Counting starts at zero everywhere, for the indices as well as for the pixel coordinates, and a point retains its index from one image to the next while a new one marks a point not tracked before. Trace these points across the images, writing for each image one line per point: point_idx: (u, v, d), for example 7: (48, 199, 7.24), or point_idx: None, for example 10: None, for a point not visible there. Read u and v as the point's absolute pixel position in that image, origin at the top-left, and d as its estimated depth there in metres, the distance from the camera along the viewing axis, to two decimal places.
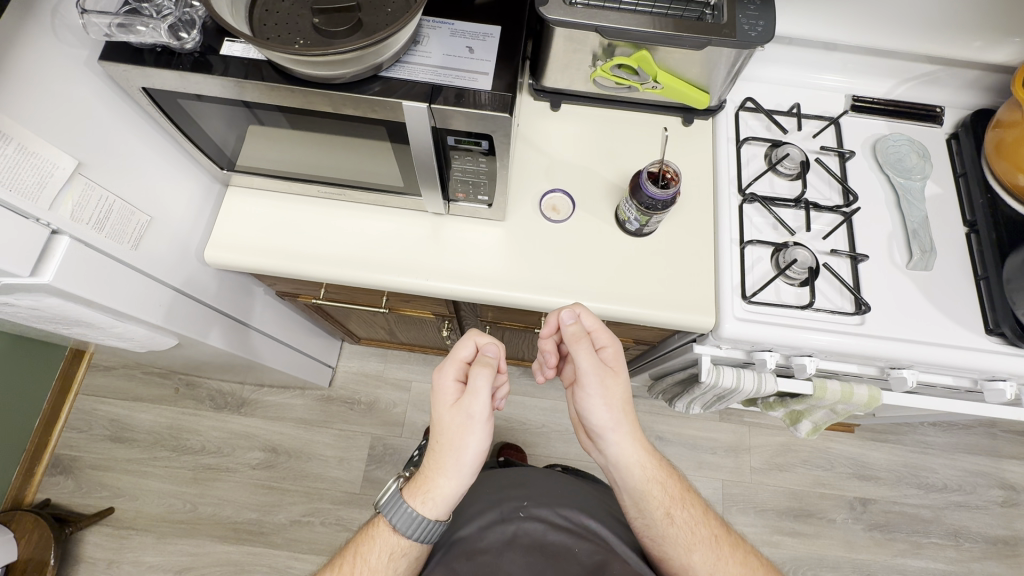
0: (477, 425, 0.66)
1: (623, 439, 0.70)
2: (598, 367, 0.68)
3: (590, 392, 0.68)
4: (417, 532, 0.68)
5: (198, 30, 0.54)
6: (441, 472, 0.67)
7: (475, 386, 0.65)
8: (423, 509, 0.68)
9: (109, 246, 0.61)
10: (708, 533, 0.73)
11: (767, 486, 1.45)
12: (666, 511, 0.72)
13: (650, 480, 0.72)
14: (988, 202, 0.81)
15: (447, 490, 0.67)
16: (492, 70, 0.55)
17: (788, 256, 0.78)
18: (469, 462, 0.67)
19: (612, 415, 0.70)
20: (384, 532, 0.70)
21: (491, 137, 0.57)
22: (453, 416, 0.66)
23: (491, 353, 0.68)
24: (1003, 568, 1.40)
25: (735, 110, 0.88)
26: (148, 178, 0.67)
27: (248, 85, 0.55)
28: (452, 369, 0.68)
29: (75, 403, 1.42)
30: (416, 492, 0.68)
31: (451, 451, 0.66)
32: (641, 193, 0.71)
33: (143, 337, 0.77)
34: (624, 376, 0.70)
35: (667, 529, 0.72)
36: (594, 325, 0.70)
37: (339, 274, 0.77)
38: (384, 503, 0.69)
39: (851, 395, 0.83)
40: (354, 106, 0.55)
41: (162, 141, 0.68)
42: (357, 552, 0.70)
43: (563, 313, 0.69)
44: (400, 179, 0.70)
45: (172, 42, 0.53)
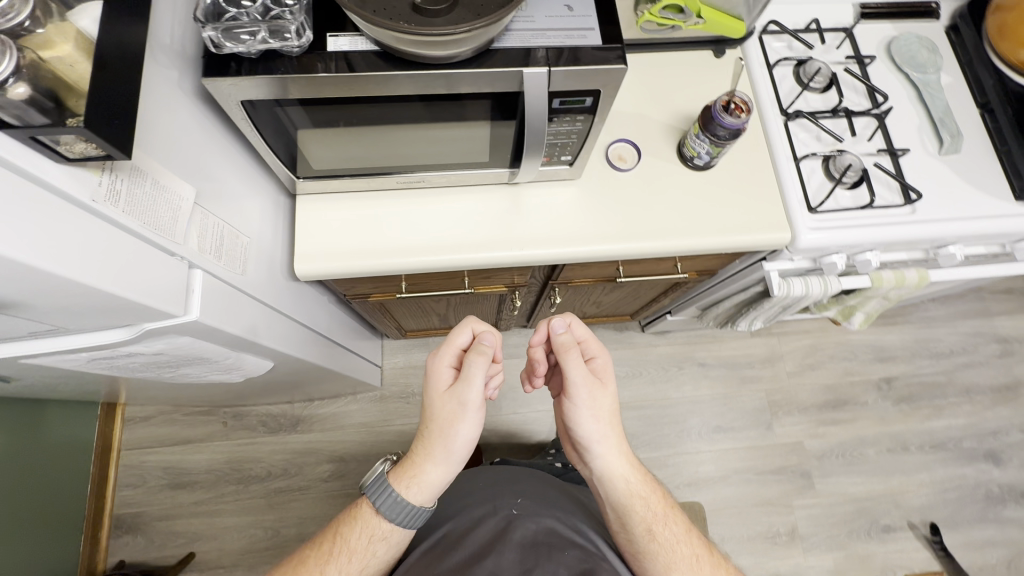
0: (468, 412, 0.69)
1: (609, 453, 0.72)
2: (587, 379, 0.71)
3: (578, 404, 0.71)
4: (401, 515, 0.73)
5: (309, 31, 0.52)
6: (429, 458, 0.72)
7: (469, 374, 0.68)
8: (408, 492, 0.72)
9: (228, 275, 0.60)
10: (688, 552, 0.76)
11: (804, 385, 1.57)
12: (648, 527, 0.75)
13: (634, 495, 0.74)
14: (997, 82, 0.90)
15: (432, 477, 0.72)
16: (597, 24, 0.56)
17: (840, 163, 0.85)
18: (457, 450, 0.71)
19: (598, 428, 0.72)
20: (365, 514, 0.76)
21: (598, 93, 0.59)
22: (444, 402, 0.69)
23: (486, 341, 0.71)
24: (1010, 410, 1.59)
25: (760, 35, 0.93)
26: (238, 199, 0.64)
27: (361, 78, 0.54)
28: (447, 355, 0.72)
29: (121, 460, 1.38)
30: (403, 477, 0.73)
31: (441, 439, 0.70)
32: (714, 125, 0.74)
33: (246, 364, 0.75)
34: (612, 388, 0.73)
35: (649, 545, 0.75)
36: (586, 336, 0.76)
37: (434, 261, 0.77)
38: (370, 484, 0.75)
39: (905, 279, 0.91)
40: (468, 83, 0.56)
41: (240, 159, 0.65)
42: (337, 532, 0.76)
43: (554, 323, 0.73)
44: (487, 154, 0.70)
45: (283, 45, 0.51)
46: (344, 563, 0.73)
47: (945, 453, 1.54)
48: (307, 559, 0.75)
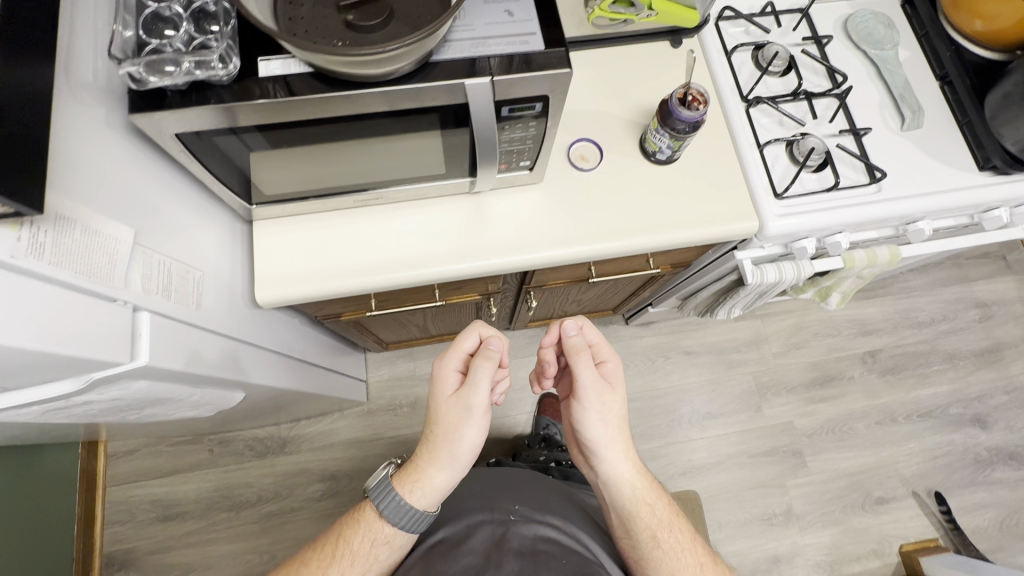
0: (473, 418, 0.72)
1: (615, 456, 0.75)
2: (596, 382, 0.74)
3: (587, 405, 0.74)
4: (404, 519, 0.75)
5: (236, 57, 0.50)
6: (433, 462, 0.74)
7: (475, 379, 0.71)
8: (410, 496, 0.75)
9: (180, 312, 0.58)
10: (692, 562, 0.76)
11: (791, 365, 1.58)
12: (652, 534, 0.76)
13: (639, 501, 0.76)
14: (955, 53, 0.89)
15: (436, 482, 0.75)
16: (539, 28, 0.54)
17: (803, 147, 0.84)
18: (461, 452, 0.74)
19: (606, 431, 0.75)
20: (368, 517, 0.77)
21: (547, 98, 0.57)
22: (450, 407, 0.73)
23: (493, 347, 0.73)
24: (993, 373, 1.61)
25: (716, 22, 0.91)
26: (188, 231, 0.62)
27: (297, 103, 0.52)
28: (454, 360, 0.74)
29: (107, 497, 1.35)
30: (405, 481, 0.75)
31: (445, 442, 0.73)
32: (672, 119, 0.73)
33: (213, 397, 0.73)
34: (620, 393, 0.76)
35: (652, 552, 0.76)
36: (597, 339, 0.78)
37: (400, 278, 0.75)
38: (374, 487, 0.77)
39: (876, 257, 0.92)
40: (411, 99, 0.54)
41: (185, 189, 0.63)
42: (339, 536, 0.78)
43: (566, 325, 0.76)
44: (443, 165, 0.69)
45: (211, 74, 0.49)
46: (345, 567, 0.75)
47: (932, 421, 1.56)
48: (308, 562, 0.76)
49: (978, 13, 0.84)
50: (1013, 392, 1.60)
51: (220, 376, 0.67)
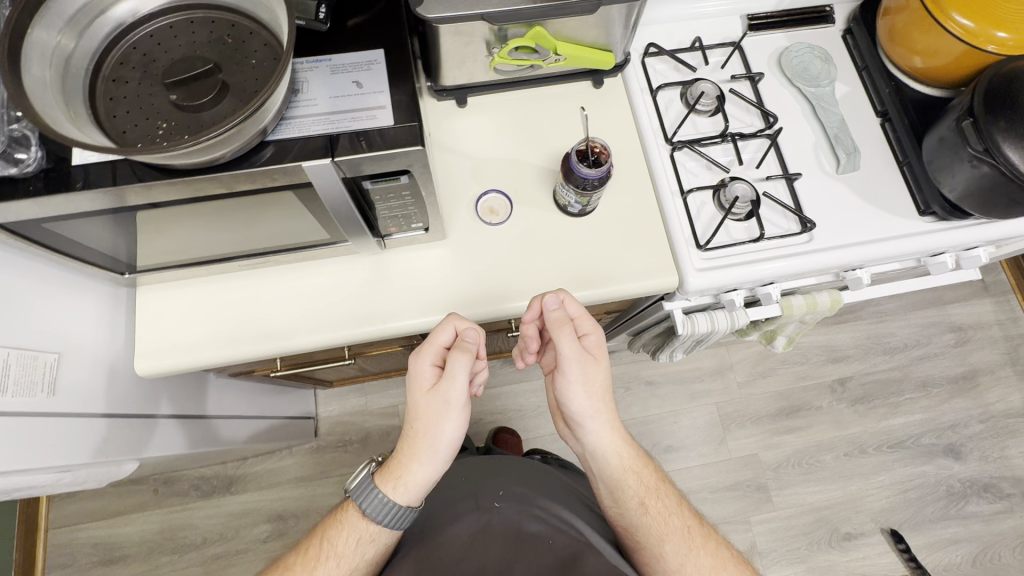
0: (453, 410, 0.66)
1: (601, 427, 0.71)
2: (580, 354, 0.69)
3: (569, 378, 0.69)
4: (389, 518, 0.68)
5: (37, 145, 0.47)
6: (414, 458, 0.67)
7: (453, 371, 0.64)
8: (394, 495, 0.68)
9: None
10: (681, 525, 0.72)
11: (756, 395, 1.53)
12: (640, 501, 0.73)
13: (626, 469, 0.73)
14: (894, 90, 0.83)
15: (420, 478, 0.67)
16: (390, 101, 0.51)
17: (729, 194, 0.79)
18: (444, 448, 0.67)
19: (590, 402, 0.70)
20: (352, 518, 0.69)
21: (410, 171, 0.53)
22: (429, 401, 0.66)
23: (471, 338, 0.66)
24: (969, 401, 1.55)
25: (641, 59, 0.87)
26: (35, 312, 0.63)
27: (120, 190, 0.48)
28: (430, 354, 0.66)
29: (48, 539, 1.32)
30: (388, 478, 0.68)
31: (424, 438, 0.66)
32: (574, 175, 0.68)
33: (95, 474, 0.71)
34: (605, 364, 0.70)
35: (640, 519, 0.72)
36: (579, 312, 0.69)
37: (290, 345, 0.71)
38: (356, 488, 0.69)
39: (815, 304, 0.86)
40: (248, 181, 0.49)
41: (41, 268, 0.64)
42: (324, 536, 0.69)
43: (547, 299, 0.68)
44: (325, 232, 0.65)
45: (10, 170, 0.46)
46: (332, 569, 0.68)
47: (903, 452, 1.50)
48: (292, 567, 0.68)
49: (914, 49, 0.78)
50: (988, 421, 1.54)
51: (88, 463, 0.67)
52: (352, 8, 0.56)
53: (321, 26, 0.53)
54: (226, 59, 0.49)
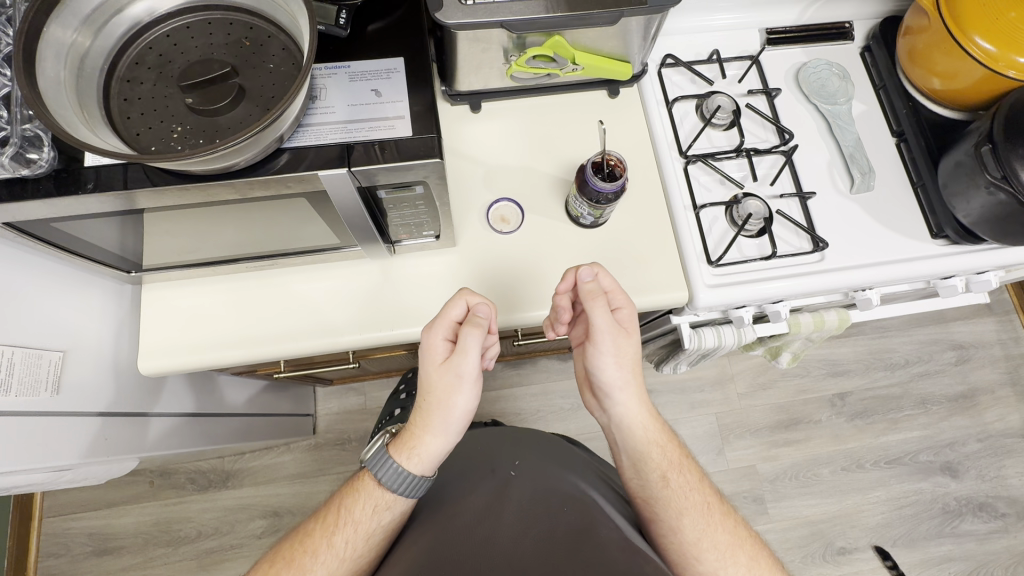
0: (466, 384, 0.63)
1: (630, 398, 0.68)
2: (613, 326, 0.65)
3: (601, 349, 0.65)
4: (404, 486, 0.66)
5: (49, 146, 0.46)
6: (427, 429, 0.64)
7: (465, 346, 0.61)
8: (408, 464, 0.65)
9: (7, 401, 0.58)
10: (701, 500, 0.69)
11: (756, 407, 1.53)
12: (662, 474, 0.69)
13: (651, 441, 0.70)
14: (911, 110, 0.83)
15: (433, 450, 0.65)
16: (408, 111, 0.51)
17: (742, 210, 0.79)
18: (457, 420, 0.64)
19: (620, 373, 0.67)
20: (369, 485, 0.67)
21: (425, 182, 0.52)
22: (441, 374, 0.62)
23: (482, 313, 0.62)
24: (967, 420, 1.56)
25: (658, 70, 0.86)
26: (40, 309, 0.63)
27: (132, 194, 0.47)
28: (441, 329, 0.63)
29: (42, 528, 1.32)
30: (402, 448, 0.65)
31: (437, 411, 0.63)
32: (588, 187, 0.68)
33: (94, 472, 0.71)
34: (636, 337, 0.67)
35: (660, 492, 0.69)
36: (612, 285, 0.67)
37: (296, 349, 0.71)
38: (370, 458, 0.67)
39: (822, 323, 0.85)
40: (262, 188, 0.49)
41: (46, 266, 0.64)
42: (341, 503, 0.67)
43: (582, 270, 0.64)
44: (335, 237, 0.64)
45: (23, 171, 0.45)
46: (350, 535, 0.66)
47: (901, 468, 1.51)
48: (311, 534, 0.66)
49: (933, 70, 0.77)
50: (986, 440, 1.54)
51: (79, 462, 0.66)
52: (372, 14, 0.55)
53: (341, 32, 0.53)
54: (244, 63, 0.48)
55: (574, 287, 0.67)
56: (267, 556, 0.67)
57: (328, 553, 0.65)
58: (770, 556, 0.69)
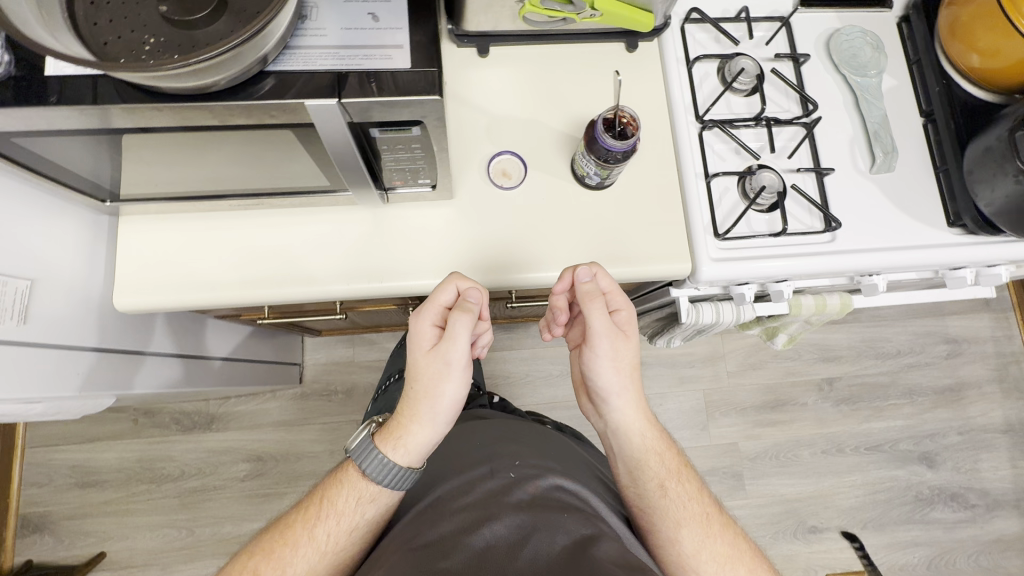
0: (454, 371, 0.61)
1: (627, 405, 0.66)
2: (610, 330, 0.64)
3: (598, 353, 0.64)
4: (391, 479, 0.63)
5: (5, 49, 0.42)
6: (414, 418, 0.62)
7: (454, 331, 0.60)
8: (394, 455, 0.63)
9: None
10: (699, 511, 0.66)
11: (744, 386, 1.53)
12: (659, 483, 0.66)
13: (648, 449, 0.67)
14: (944, 89, 0.78)
15: (420, 439, 0.63)
16: (408, 40, 0.46)
17: (755, 182, 0.75)
18: (445, 411, 0.62)
19: (618, 378, 0.65)
20: (352, 477, 0.65)
21: (423, 123, 0.48)
22: (428, 361, 0.61)
23: (473, 299, 0.61)
24: (951, 412, 1.57)
25: (681, 25, 0.80)
26: (16, 234, 0.60)
27: (100, 111, 0.43)
28: (430, 314, 0.61)
29: (25, 457, 1.32)
30: (387, 438, 0.63)
31: (423, 401, 0.61)
32: (597, 145, 0.64)
33: (75, 406, 0.70)
34: (635, 342, 0.66)
35: (657, 503, 0.66)
36: (611, 287, 0.65)
37: (280, 294, 0.68)
38: (355, 448, 0.64)
39: (824, 305, 0.84)
40: (243, 115, 0.45)
41: (21, 187, 0.61)
42: (324, 495, 0.65)
43: (579, 270, 0.64)
44: (324, 178, 0.60)
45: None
46: (332, 528, 0.63)
47: (879, 455, 1.53)
48: (292, 524, 0.64)
49: (974, 47, 0.71)
50: (966, 433, 1.56)
51: (74, 396, 0.66)
52: None
53: None
54: None
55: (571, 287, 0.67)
56: (246, 547, 0.64)
57: (308, 547, 0.62)
58: (768, 569, 0.67)
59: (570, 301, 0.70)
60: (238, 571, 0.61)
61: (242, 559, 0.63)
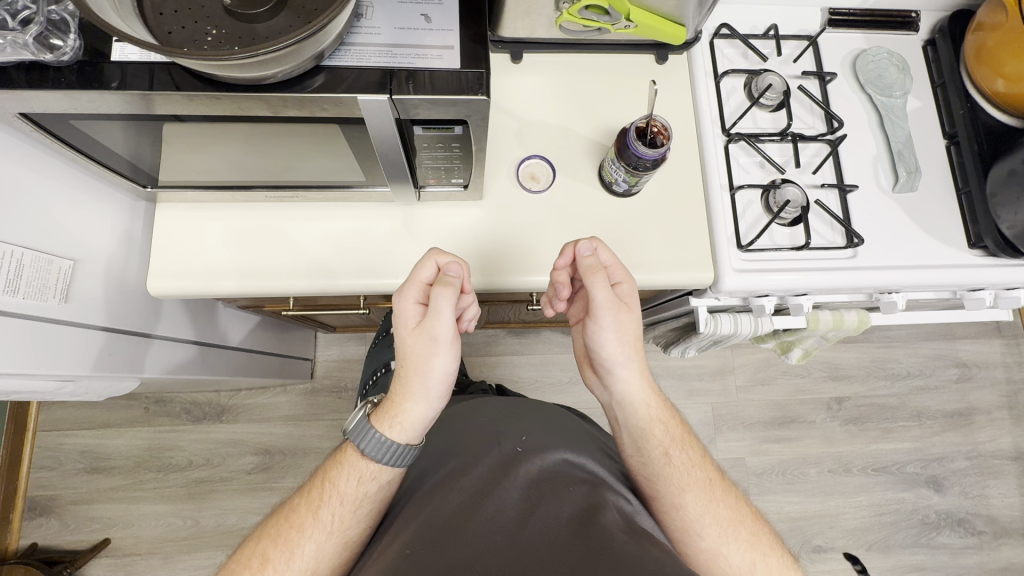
0: (441, 346, 0.60)
1: (631, 375, 0.66)
2: (613, 302, 0.63)
3: (601, 325, 0.63)
4: (389, 456, 0.63)
5: (75, 35, 0.44)
6: (407, 395, 0.62)
7: (437, 307, 0.58)
8: (391, 433, 0.63)
9: (33, 306, 0.58)
10: (703, 477, 0.67)
11: (752, 401, 1.53)
12: (664, 451, 0.67)
13: (653, 419, 0.67)
14: (968, 112, 0.79)
15: (415, 416, 0.62)
16: (456, 42, 0.48)
17: (779, 197, 0.76)
18: (436, 385, 0.61)
19: (621, 350, 0.65)
20: (351, 458, 0.65)
21: (466, 122, 0.50)
22: (414, 339, 0.60)
23: (454, 272, 0.60)
24: (960, 437, 1.56)
25: (710, 40, 0.82)
26: (60, 213, 0.62)
27: (158, 98, 0.44)
28: (412, 291, 0.61)
29: (36, 440, 1.33)
30: (382, 417, 0.63)
31: (413, 375, 0.61)
32: (628, 152, 0.65)
33: (100, 387, 0.71)
34: (637, 314, 0.65)
35: (663, 469, 0.67)
36: (612, 260, 0.65)
37: (308, 285, 0.69)
38: (353, 430, 0.64)
39: (842, 321, 0.83)
40: (296, 107, 0.46)
41: (65, 169, 0.63)
42: (325, 477, 0.65)
43: (580, 244, 0.63)
44: (362, 173, 0.61)
45: (46, 56, 0.43)
46: (336, 508, 0.63)
47: (887, 477, 1.52)
48: (296, 508, 0.64)
49: (1000, 71, 0.72)
50: (974, 458, 1.55)
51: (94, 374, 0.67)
52: None
53: None
54: None
55: (574, 262, 0.66)
56: (252, 534, 0.64)
57: (314, 527, 0.62)
58: (770, 532, 0.68)
59: (573, 276, 0.70)
60: (248, 557, 0.61)
61: (251, 545, 0.63)
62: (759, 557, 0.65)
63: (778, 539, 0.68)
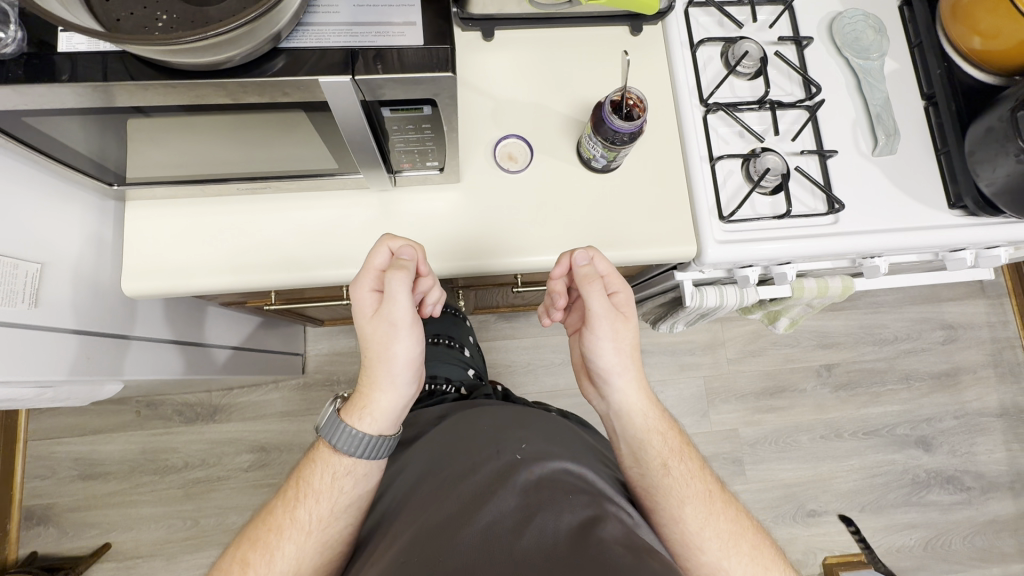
0: (401, 330, 0.60)
1: (628, 385, 0.67)
2: (610, 311, 0.64)
3: (598, 335, 0.64)
4: (366, 451, 0.64)
5: (18, 25, 0.42)
6: (374, 385, 0.63)
7: (391, 291, 0.58)
8: (362, 425, 0.64)
9: (3, 312, 0.57)
10: (702, 488, 0.67)
11: (743, 372, 1.54)
12: (662, 461, 0.67)
13: (651, 429, 0.68)
14: (945, 71, 0.78)
15: (385, 405, 0.63)
16: (419, 18, 0.46)
17: (759, 165, 0.75)
18: (401, 370, 0.62)
19: (619, 359, 0.66)
20: (325, 454, 0.66)
21: (434, 101, 0.49)
22: (373, 326, 0.60)
23: (407, 256, 0.61)
24: (947, 397, 1.59)
25: (684, 9, 0.81)
26: (23, 217, 0.60)
27: (114, 89, 0.43)
28: (367, 279, 0.60)
29: (28, 450, 1.32)
30: (353, 411, 0.64)
31: (376, 364, 0.61)
32: (604, 126, 0.64)
33: (81, 393, 0.71)
34: (634, 322, 0.66)
35: (661, 481, 0.66)
36: (609, 270, 0.65)
37: (287, 279, 0.68)
38: (324, 426, 0.65)
39: (826, 288, 0.83)
40: (255, 93, 0.45)
41: (24, 170, 0.61)
42: (300, 478, 0.66)
43: (576, 253, 0.65)
44: (333, 161, 0.60)
45: None
46: (313, 506, 0.63)
47: (877, 439, 1.55)
48: (273, 511, 0.64)
49: (975, 29, 0.71)
50: (962, 417, 1.58)
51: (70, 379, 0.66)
52: None
53: None
54: None
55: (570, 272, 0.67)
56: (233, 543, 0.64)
57: (292, 529, 0.63)
58: (771, 546, 0.67)
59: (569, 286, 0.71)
60: (227, 567, 0.61)
61: (230, 554, 0.63)
62: (762, 571, 0.64)
63: (779, 552, 0.67)
